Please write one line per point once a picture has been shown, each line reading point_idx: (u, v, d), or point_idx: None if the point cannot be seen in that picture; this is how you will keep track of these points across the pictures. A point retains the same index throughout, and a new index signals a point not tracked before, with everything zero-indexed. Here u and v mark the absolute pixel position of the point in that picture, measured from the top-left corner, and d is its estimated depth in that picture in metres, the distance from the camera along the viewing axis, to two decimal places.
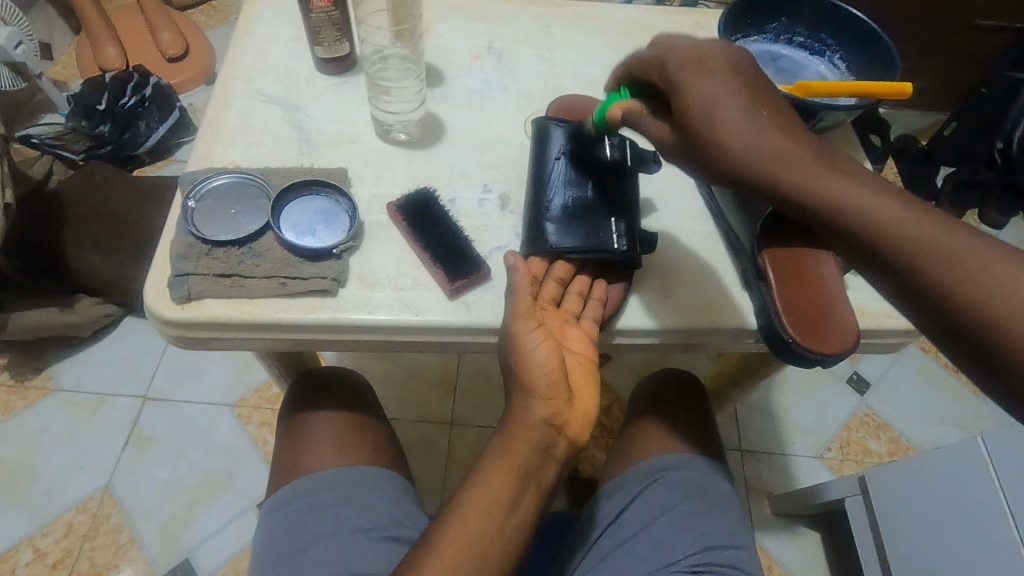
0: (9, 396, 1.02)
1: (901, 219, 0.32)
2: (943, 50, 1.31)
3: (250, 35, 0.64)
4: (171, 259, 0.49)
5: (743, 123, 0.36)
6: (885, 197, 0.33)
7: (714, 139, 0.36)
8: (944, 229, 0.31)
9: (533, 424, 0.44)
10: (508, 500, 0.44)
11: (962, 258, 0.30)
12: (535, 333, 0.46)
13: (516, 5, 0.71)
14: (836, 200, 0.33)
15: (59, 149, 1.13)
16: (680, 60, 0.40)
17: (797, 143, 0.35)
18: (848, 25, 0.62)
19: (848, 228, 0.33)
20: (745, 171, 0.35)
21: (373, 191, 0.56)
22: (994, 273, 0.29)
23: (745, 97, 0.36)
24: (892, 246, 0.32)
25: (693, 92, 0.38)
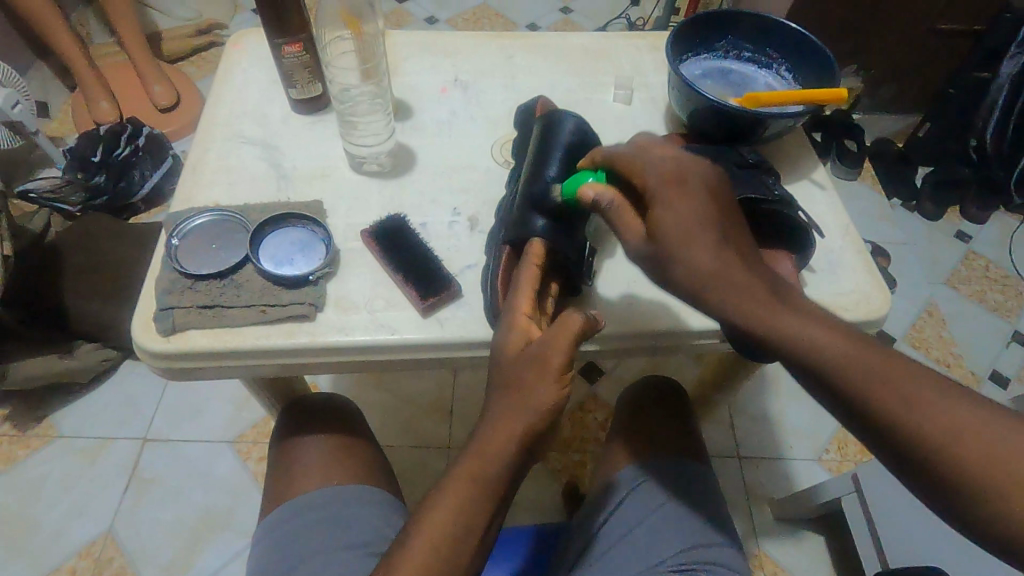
0: (10, 446, 1.04)
1: (848, 360, 0.36)
2: (903, 54, 1.36)
3: (228, 83, 0.68)
4: (155, 295, 0.52)
5: (710, 249, 0.40)
6: (833, 329, 0.37)
7: (684, 256, 0.41)
8: (891, 368, 0.35)
9: (499, 452, 0.44)
10: (467, 518, 0.44)
11: (901, 382, 0.34)
12: (557, 377, 0.44)
13: (481, 40, 0.75)
14: (784, 339, 0.38)
15: (57, 203, 1.16)
16: (663, 173, 0.43)
17: (753, 273, 0.40)
18: (790, 38, 0.66)
19: (797, 355, 0.37)
20: (714, 292, 0.40)
21: (348, 221, 0.59)
22: (932, 411, 0.33)
23: (715, 221, 0.41)
24: (837, 375, 0.36)
25: (664, 211, 0.42)
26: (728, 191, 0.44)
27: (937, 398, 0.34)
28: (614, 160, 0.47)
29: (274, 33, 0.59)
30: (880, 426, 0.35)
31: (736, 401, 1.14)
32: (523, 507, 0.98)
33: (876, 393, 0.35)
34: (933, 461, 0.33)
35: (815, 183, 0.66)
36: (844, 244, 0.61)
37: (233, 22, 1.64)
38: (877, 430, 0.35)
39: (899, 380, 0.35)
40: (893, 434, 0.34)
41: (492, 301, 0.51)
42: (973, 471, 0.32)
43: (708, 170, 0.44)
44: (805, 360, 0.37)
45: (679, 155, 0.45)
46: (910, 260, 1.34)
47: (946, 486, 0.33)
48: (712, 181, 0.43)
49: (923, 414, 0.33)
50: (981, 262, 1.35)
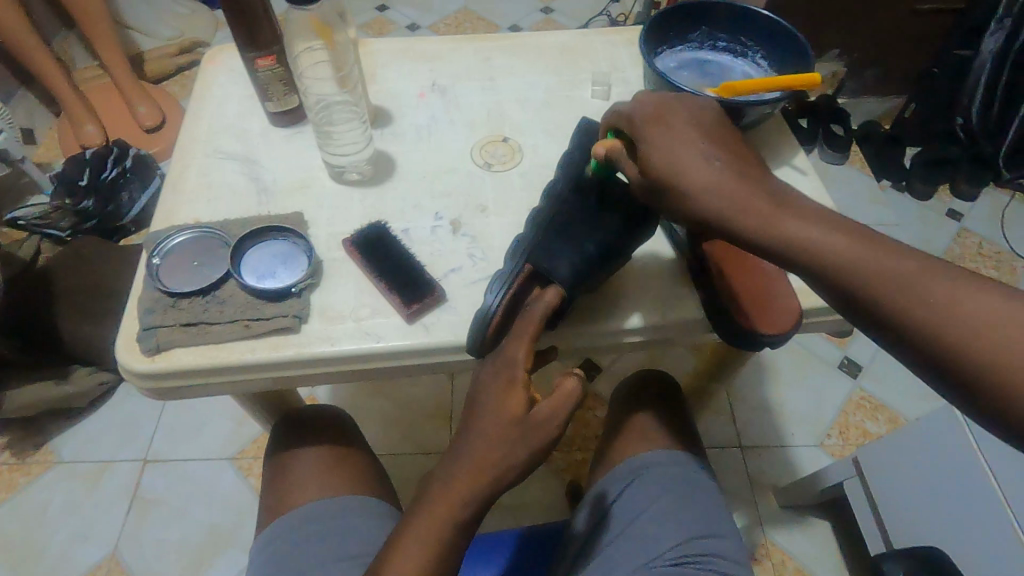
0: (11, 474, 1.03)
1: (857, 256, 0.33)
2: (883, 36, 1.36)
3: (206, 99, 0.68)
4: (139, 315, 0.52)
5: (701, 165, 0.38)
6: (841, 228, 0.34)
7: (675, 182, 0.39)
8: (910, 260, 0.32)
9: (471, 498, 0.44)
10: (433, 557, 0.44)
11: (923, 283, 0.32)
12: (544, 445, 0.45)
13: (456, 44, 0.75)
14: (785, 242, 0.35)
15: (47, 229, 1.15)
16: (647, 114, 0.42)
17: (751, 182, 0.37)
18: (763, 26, 0.66)
19: (800, 261, 0.35)
20: (706, 209, 0.37)
21: (330, 230, 0.58)
22: (954, 302, 0.31)
23: (703, 145, 0.39)
24: (841, 273, 0.33)
25: (653, 144, 0.40)
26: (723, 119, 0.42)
27: (959, 297, 0.31)
28: (615, 112, 0.45)
29: (247, 48, 0.59)
30: (894, 326, 0.32)
31: (735, 391, 1.13)
32: (527, 509, 0.98)
33: (889, 296, 0.32)
34: (958, 366, 0.31)
35: (796, 169, 0.66)
36: None
37: (215, 39, 1.64)
38: (890, 330, 0.33)
39: (919, 281, 0.32)
40: (911, 335, 0.32)
41: (500, 301, 0.47)
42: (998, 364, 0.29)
43: (691, 101, 0.42)
44: (808, 264, 0.34)
45: (664, 95, 0.43)
46: (903, 240, 1.34)
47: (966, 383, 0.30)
48: (697, 110, 0.41)
49: (947, 316, 0.31)
50: (975, 239, 1.35)
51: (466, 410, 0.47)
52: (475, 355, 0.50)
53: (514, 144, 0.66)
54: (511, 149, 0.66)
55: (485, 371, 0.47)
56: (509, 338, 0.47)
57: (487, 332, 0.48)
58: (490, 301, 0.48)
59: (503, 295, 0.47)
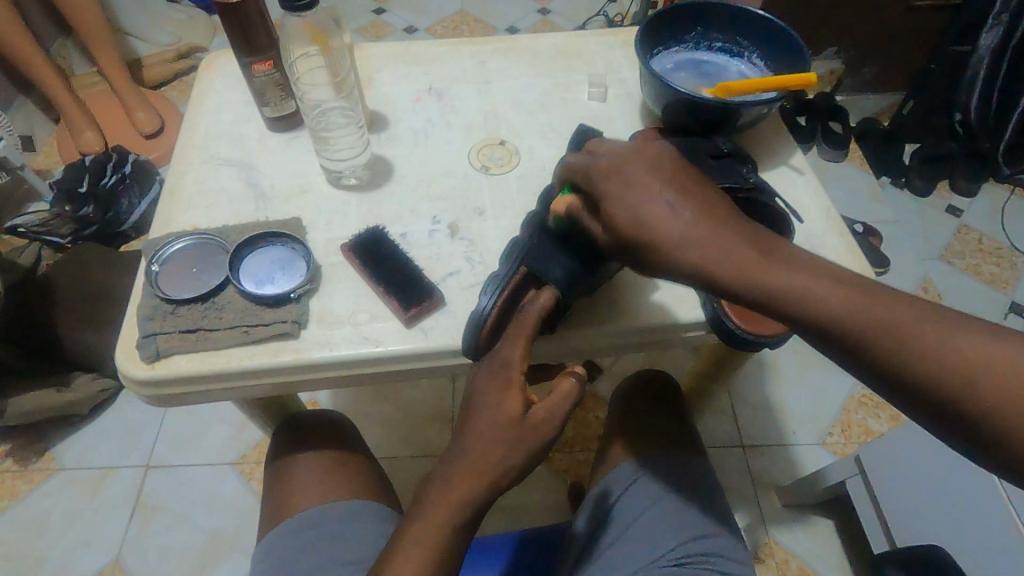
0: (13, 482, 1.04)
1: (840, 305, 0.34)
2: (880, 33, 1.36)
3: (203, 105, 0.68)
4: (138, 322, 0.52)
5: (671, 218, 0.39)
6: (820, 274, 0.35)
7: (646, 238, 0.39)
8: (892, 304, 0.34)
9: (469, 499, 0.45)
10: (433, 559, 0.45)
11: (908, 327, 0.33)
12: (542, 444, 0.45)
13: (452, 47, 0.75)
14: (770, 295, 0.36)
15: (47, 236, 1.16)
16: (602, 169, 0.42)
17: (723, 232, 0.38)
18: (759, 26, 0.66)
19: (789, 310, 0.35)
20: (683, 261, 0.38)
21: (328, 235, 0.59)
22: (937, 343, 0.32)
23: (668, 198, 0.39)
24: (829, 324, 0.34)
25: (619, 199, 0.40)
26: (677, 162, 0.42)
27: (943, 338, 0.32)
28: (568, 165, 0.45)
29: (243, 54, 0.59)
30: (884, 369, 0.33)
31: (736, 390, 1.13)
32: (529, 510, 0.98)
33: (877, 341, 0.33)
34: (948, 405, 0.32)
35: (793, 168, 0.66)
36: (825, 228, 0.61)
37: (213, 44, 1.64)
38: (881, 373, 0.34)
39: (904, 325, 0.33)
40: (901, 378, 0.33)
41: (494, 304, 0.47)
42: (980, 401, 0.31)
43: (649, 149, 0.42)
44: (796, 315, 0.35)
45: (614, 146, 0.43)
46: (903, 237, 1.34)
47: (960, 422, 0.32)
48: (654, 158, 0.42)
49: (934, 358, 0.32)
50: (975, 235, 1.35)
51: (462, 411, 0.47)
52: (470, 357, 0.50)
53: (511, 147, 0.66)
54: (508, 152, 0.66)
55: (480, 372, 0.47)
56: (503, 340, 0.47)
57: (482, 333, 0.47)
58: (485, 303, 0.47)
59: (497, 297, 0.47)
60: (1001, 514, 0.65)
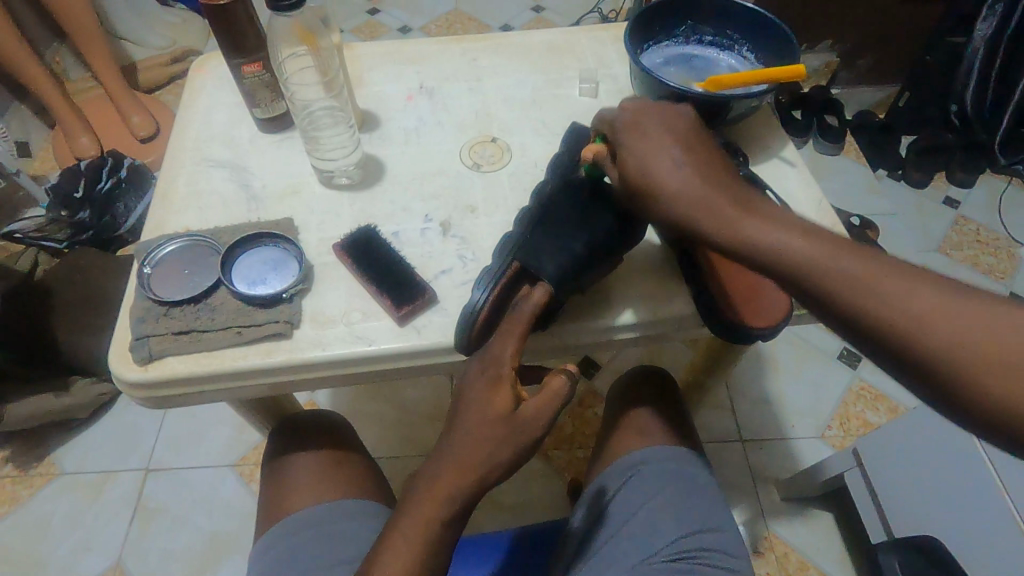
0: (13, 487, 1.04)
1: (815, 259, 0.35)
2: (874, 25, 1.36)
3: (194, 108, 0.68)
4: (131, 325, 0.52)
5: (672, 171, 0.40)
6: (802, 232, 0.37)
7: (649, 189, 0.41)
8: (866, 262, 0.35)
9: (456, 495, 0.44)
10: (420, 556, 0.45)
11: (879, 279, 0.34)
12: (531, 441, 0.45)
13: (443, 45, 0.75)
14: (755, 245, 0.37)
15: (43, 241, 1.16)
16: (625, 122, 0.44)
17: (718, 187, 0.40)
18: (749, 19, 0.66)
19: (767, 262, 0.37)
20: (679, 211, 0.40)
21: (320, 235, 0.59)
22: (907, 300, 0.33)
23: (674, 153, 0.41)
24: (804, 276, 0.35)
25: (632, 150, 0.42)
26: (693, 123, 0.44)
27: (911, 294, 0.33)
28: (602, 118, 0.48)
29: (231, 55, 0.59)
30: (848, 316, 0.35)
31: (734, 384, 1.13)
32: (529, 507, 0.98)
33: (847, 290, 0.34)
34: (914, 358, 0.33)
35: (785, 161, 0.66)
36: (818, 220, 0.61)
37: (207, 46, 1.64)
38: (845, 320, 0.35)
39: (872, 278, 0.34)
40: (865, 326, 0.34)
41: (487, 298, 0.47)
42: (941, 356, 0.32)
43: (668, 108, 0.44)
44: (772, 265, 0.36)
45: (637, 103, 0.46)
46: (900, 229, 1.33)
47: (911, 368, 0.33)
48: (669, 118, 0.43)
49: (903, 313, 0.33)
50: (971, 226, 1.35)
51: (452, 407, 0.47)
52: (461, 351, 0.50)
53: (502, 144, 0.66)
54: (500, 149, 0.66)
55: (472, 368, 0.47)
56: (496, 336, 0.47)
57: (473, 326, 0.48)
58: (477, 298, 0.48)
59: (490, 292, 0.47)
60: (998, 502, 0.65)
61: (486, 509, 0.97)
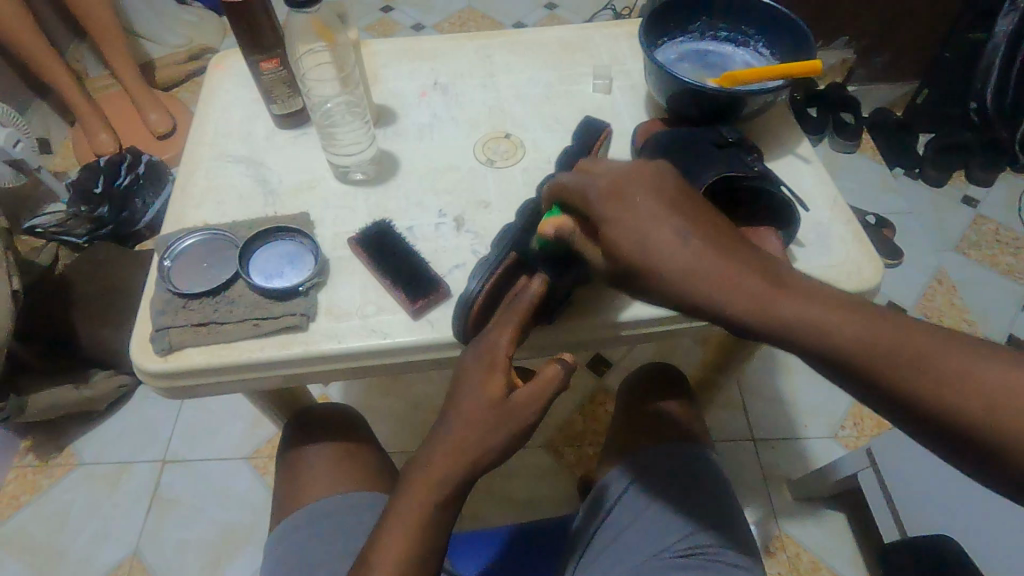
0: (34, 476, 1.06)
1: (851, 335, 0.35)
2: (892, 21, 1.34)
3: (212, 104, 0.69)
4: (151, 317, 0.53)
5: (677, 244, 0.39)
6: (829, 305, 0.36)
7: (652, 268, 0.39)
8: (906, 334, 0.34)
9: (448, 478, 0.46)
10: (415, 536, 0.46)
11: (930, 358, 0.33)
12: (523, 426, 0.46)
13: (456, 42, 0.75)
14: (785, 326, 0.36)
15: (64, 235, 1.19)
16: (602, 191, 0.42)
17: (733, 263, 0.38)
18: (765, 15, 0.66)
19: (802, 340, 0.36)
20: (694, 296, 0.38)
21: (335, 230, 0.59)
22: (955, 373, 0.32)
23: (675, 222, 0.39)
24: (842, 354, 0.35)
25: (620, 226, 0.40)
26: (679, 185, 0.42)
27: (957, 365, 0.32)
28: (560, 186, 0.44)
29: (250, 52, 0.60)
30: (902, 398, 0.34)
31: (745, 383, 1.13)
32: (538, 503, 0.98)
33: (901, 372, 0.33)
34: (964, 436, 0.32)
35: (800, 158, 0.65)
36: (833, 217, 0.61)
37: (222, 45, 1.66)
38: (898, 401, 0.34)
39: (920, 355, 0.33)
40: (922, 409, 0.33)
41: (480, 289, 0.48)
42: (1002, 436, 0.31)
43: (650, 171, 0.42)
44: (808, 344, 0.36)
45: (610, 167, 0.43)
46: (916, 228, 1.32)
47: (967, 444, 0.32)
48: (654, 180, 0.41)
49: (951, 389, 0.32)
50: (990, 225, 1.33)
51: (449, 393, 0.48)
52: (461, 339, 0.51)
53: (516, 140, 0.67)
54: (513, 146, 0.66)
55: (467, 356, 0.48)
56: (493, 325, 0.48)
57: (471, 313, 0.49)
58: (473, 286, 0.48)
59: (485, 283, 0.48)
60: None
61: (497, 504, 0.98)
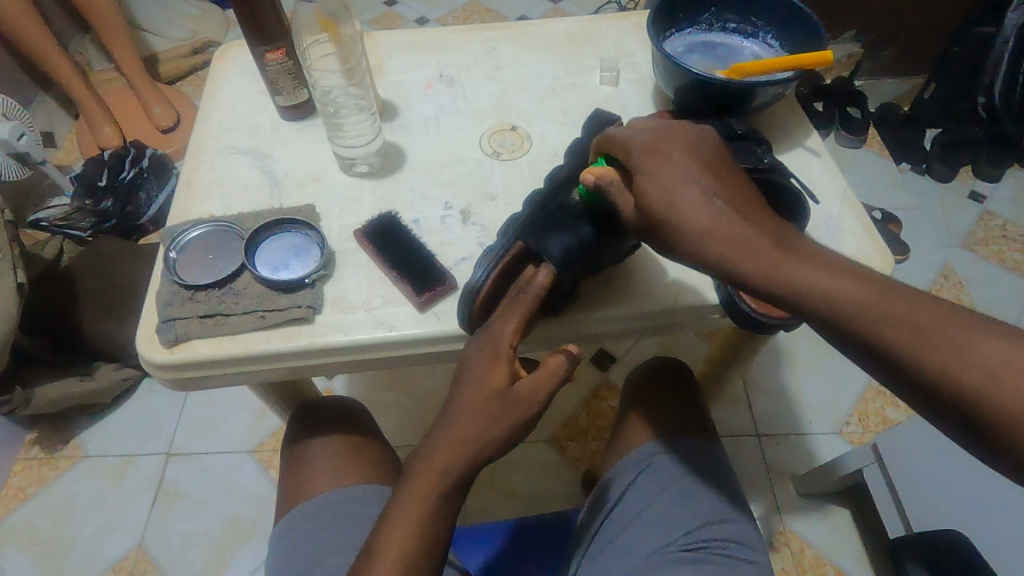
0: (40, 468, 1.06)
1: (862, 302, 0.34)
2: (901, 14, 1.32)
3: (217, 95, 0.69)
4: (157, 309, 0.53)
5: (701, 203, 0.39)
6: (843, 273, 0.36)
7: (675, 224, 0.39)
8: (919, 306, 0.33)
9: (450, 471, 0.46)
10: (417, 530, 0.46)
11: (941, 331, 0.32)
12: (526, 417, 0.46)
13: (461, 34, 0.75)
14: (799, 290, 0.36)
15: (68, 229, 1.17)
16: (642, 145, 0.43)
17: (755, 225, 0.38)
18: (775, 6, 0.65)
19: (811, 306, 0.36)
20: (711, 255, 0.38)
21: (341, 222, 0.59)
22: (967, 346, 0.32)
23: (702, 182, 0.40)
24: (851, 320, 0.34)
25: (652, 180, 0.41)
26: (718, 149, 0.42)
27: (969, 338, 0.32)
28: (608, 137, 0.46)
29: (256, 43, 0.60)
30: (900, 366, 0.33)
31: (750, 378, 1.12)
32: (542, 497, 0.98)
33: (904, 341, 0.33)
34: (972, 413, 0.31)
35: (809, 150, 0.65)
36: (841, 210, 0.60)
37: (226, 38, 1.65)
38: (896, 370, 0.34)
39: (932, 325, 0.33)
40: (920, 378, 0.33)
41: (485, 280, 0.47)
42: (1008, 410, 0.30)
43: (688, 130, 0.43)
44: (816, 309, 0.35)
45: (655, 124, 0.44)
46: (922, 223, 1.31)
47: (972, 419, 0.31)
48: (691, 141, 0.42)
49: (960, 359, 0.32)
50: (997, 221, 1.32)
51: (451, 385, 0.48)
52: (466, 331, 0.51)
53: (522, 133, 0.66)
54: (520, 138, 0.66)
55: (471, 347, 0.48)
56: (496, 316, 0.47)
57: (475, 307, 0.48)
58: (476, 279, 0.48)
59: (489, 274, 0.47)
60: None
61: (501, 498, 0.98)
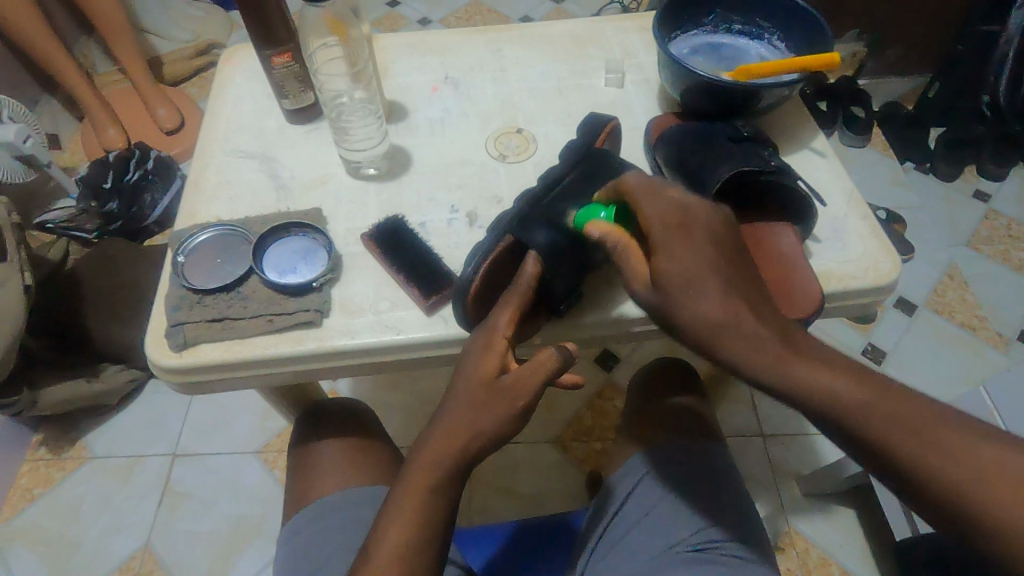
0: (47, 469, 1.07)
1: (860, 401, 0.37)
2: (906, 12, 1.32)
3: (223, 99, 0.69)
4: (166, 312, 0.53)
5: (715, 296, 0.41)
6: (839, 370, 0.38)
7: (690, 310, 0.42)
8: (908, 406, 0.36)
9: (443, 463, 0.46)
10: (411, 525, 0.46)
11: (927, 430, 0.35)
12: (518, 409, 0.45)
13: (467, 36, 0.75)
14: (800, 387, 0.38)
15: (73, 231, 1.19)
16: (665, 216, 0.44)
17: (761, 320, 0.41)
18: (781, 8, 0.65)
19: (812, 403, 0.38)
20: (723, 349, 0.41)
21: (348, 225, 0.59)
22: (952, 446, 0.35)
23: (718, 268, 0.42)
24: (848, 416, 0.37)
25: (672, 258, 0.43)
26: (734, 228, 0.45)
27: (952, 439, 0.35)
28: (623, 185, 0.46)
29: (262, 45, 0.59)
30: (890, 462, 0.36)
31: None
32: (547, 497, 0.98)
33: (897, 441, 0.36)
34: (955, 512, 0.34)
35: (815, 151, 0.65)
36: (847, 211, 0.60)
37: (230, 40, 1.66)
38: (887, 466, 0.36)
39: (918, 424, 0.36)
40: (906, 473, 0.36)
41: (475, 271, 0.47)
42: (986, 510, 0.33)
43: (712, 210, 0.44)
44: (817, 405, 0.38)
45: (677, 191, 0.45)
46: (926, 223, 1.31)
47: (954, 516, 0.34)
48: (712, 218, 0.44)
49: (946, 461, 0.34)
50: (1002, 220, 1.31)
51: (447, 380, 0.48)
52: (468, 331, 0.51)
53: (528, 135, 0.66)
54: (525, 140, 0.66)
55: (467, 344, 0.48)
56: (494, 308, 0.48)
57: (468, 301, 0.48)
58: (468, 272, 0.48)
59: (480, 266, 0.47)
60: None
61: (505, 499, 0.98)
